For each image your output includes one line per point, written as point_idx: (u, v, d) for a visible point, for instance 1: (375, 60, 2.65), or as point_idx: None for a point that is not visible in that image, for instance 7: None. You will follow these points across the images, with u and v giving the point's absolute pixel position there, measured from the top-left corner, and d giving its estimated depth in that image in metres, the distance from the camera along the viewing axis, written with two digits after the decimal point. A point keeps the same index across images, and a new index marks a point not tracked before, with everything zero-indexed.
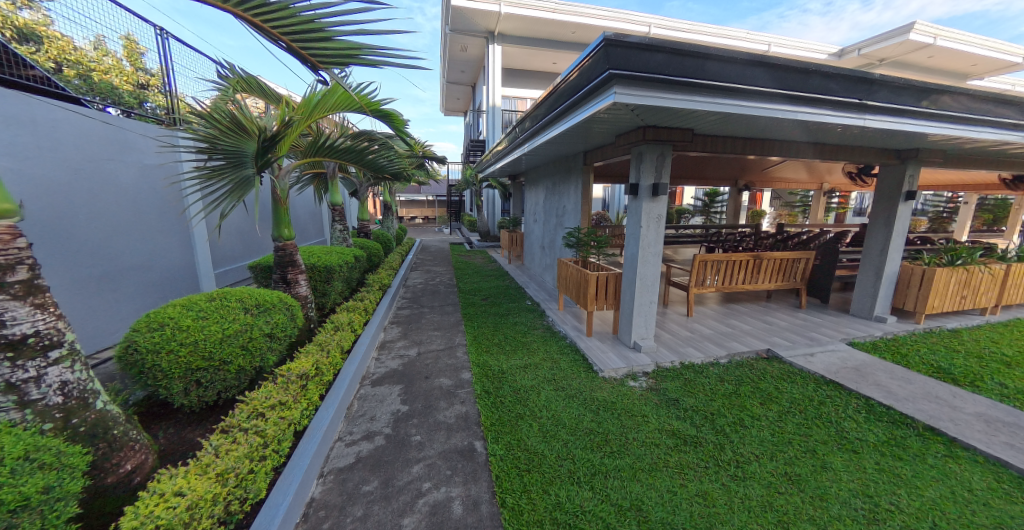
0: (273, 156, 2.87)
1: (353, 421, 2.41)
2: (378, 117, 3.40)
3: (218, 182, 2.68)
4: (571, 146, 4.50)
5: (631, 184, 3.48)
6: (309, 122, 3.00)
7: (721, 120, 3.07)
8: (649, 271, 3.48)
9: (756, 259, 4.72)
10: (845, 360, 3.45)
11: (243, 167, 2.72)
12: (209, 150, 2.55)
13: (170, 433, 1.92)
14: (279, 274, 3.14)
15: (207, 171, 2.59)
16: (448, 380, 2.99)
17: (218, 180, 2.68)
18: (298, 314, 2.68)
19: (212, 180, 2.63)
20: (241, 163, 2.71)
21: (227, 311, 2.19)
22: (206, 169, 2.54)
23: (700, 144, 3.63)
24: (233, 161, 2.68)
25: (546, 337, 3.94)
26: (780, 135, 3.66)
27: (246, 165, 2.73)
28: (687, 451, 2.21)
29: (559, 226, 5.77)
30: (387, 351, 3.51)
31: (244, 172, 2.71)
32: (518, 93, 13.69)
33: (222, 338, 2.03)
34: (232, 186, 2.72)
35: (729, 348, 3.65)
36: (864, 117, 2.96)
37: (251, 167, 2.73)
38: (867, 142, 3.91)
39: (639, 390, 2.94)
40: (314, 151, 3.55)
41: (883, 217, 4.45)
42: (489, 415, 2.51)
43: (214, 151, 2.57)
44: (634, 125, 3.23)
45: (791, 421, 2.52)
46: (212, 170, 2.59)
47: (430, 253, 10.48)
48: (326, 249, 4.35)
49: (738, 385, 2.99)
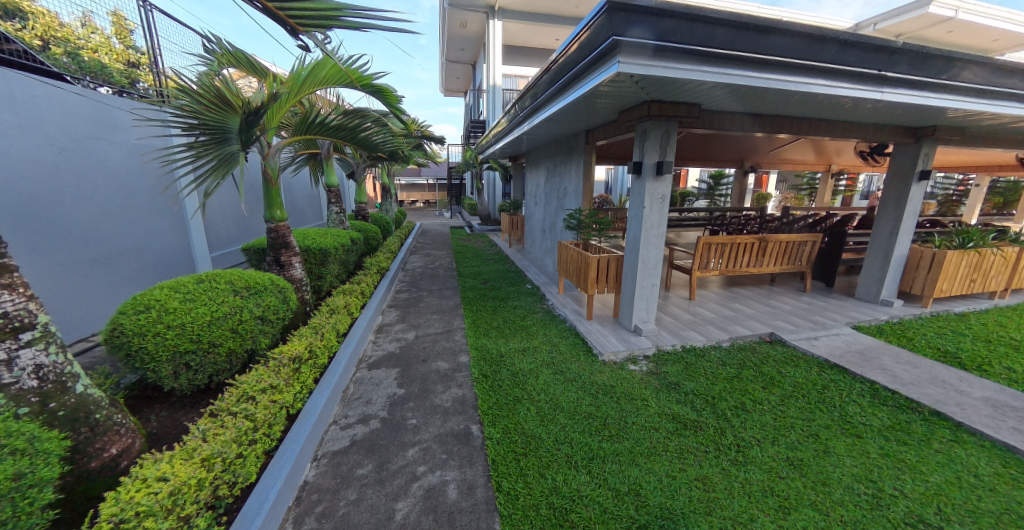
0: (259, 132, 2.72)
1: (349, 405, 2.37)
2: (370, 93, 3.23)
3: (199, 159, 2.50)
4: (573, 124, 4.34)
5: (634, 163, 3.35)
6: (296, 99, 2.88)
7: (730, 94, 2.91)
8: (651, 253, 3.38)
9: (762, 242, 4.61)
10: (849, 344, 3.39)
11: (228, 143, 2.57)
12: (192, 125, 2.41)
13: (162, 416, 1.90)
14: (272, 256, 3.06)
15: (190, 146, 2.42)
16: (446, 363, 2.95)
17: (199, 155, 2.50)
18: (290, 296, 2.59)
19: (193, 156, 2.45)
20: (225, 138, 2.55)
21: (216, 293, 2.12)
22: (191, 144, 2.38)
23: (707, 121, 3.47)
24: (217, 137, 2.52)
25: (545, 320, 3.89)
26: (791, 111, 3.48)
27: (231, 140, 2.57)
28: (686, 435, 2.18)
29: (560, 208, 5.65)
30: (385, 334, 3.47)
31: (230, 148, 2.56)
32: (518, 72, 13.27)
33: (210, 320, 1.97)
34: (214, 162, 2.56)
35: (731, 331, 3.60)
36: (882, 90, 2.80)
37: (235, 144, 2.57)
38: (884, 119, 3.73)
39: (640, 374, 2.90)
40: (304, 129, 3.38)
41: (893, 198, 4.30)
42: (486, 398, 2.47)
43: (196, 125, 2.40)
44: (638, 100, 3.06)
45: (794, 406, 2.48)
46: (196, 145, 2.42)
47: (431, 236, 10.44)
48: (322, 232, 4.25)
49: (741, 370, 2.94)
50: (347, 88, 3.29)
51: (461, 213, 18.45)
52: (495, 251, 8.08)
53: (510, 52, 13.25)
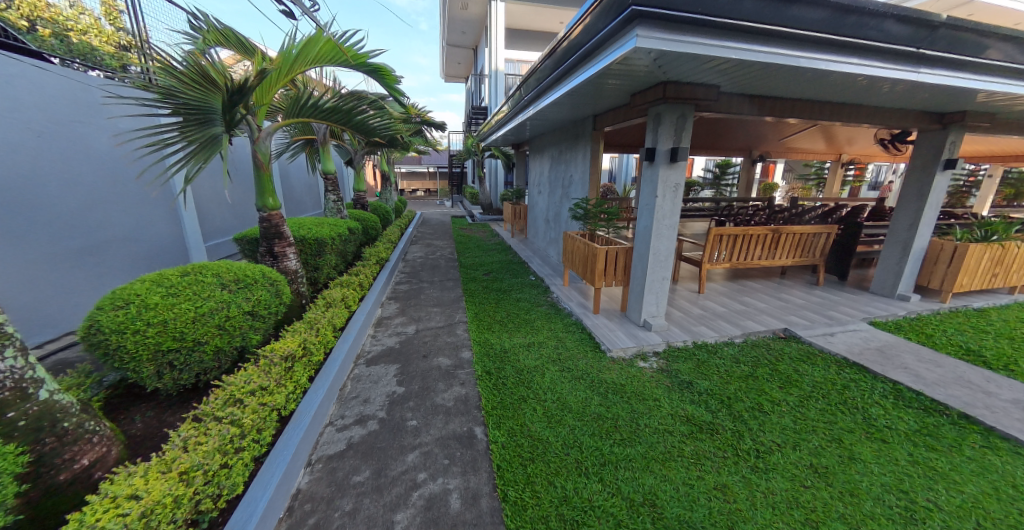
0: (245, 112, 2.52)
1: (345, 404, 2.26)
2: (366, 72, 3.05)
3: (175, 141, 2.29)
4: (580, 108, 4.12)
5: (646, 149, 3.16)
6: (286, 78, 2.69)
7: (753, 74, 2.70)
8: (662, 244, 3.22)
9: (775, 234, 4.44)
10: (867, 341, 3.25)
11: (210, 125, 2.36)
12: (170, 104, 2.20)
13: (149, 417, 1.80)
14: (265, 247, 2.91)
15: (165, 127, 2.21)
16: (447, 359, 2.82)
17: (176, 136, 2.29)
18: (283, 289, 2.44)
19: (168, 139, 2.24)
20: (208, 119, 2.34)
21: (201, 287, 1.97)
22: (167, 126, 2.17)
23: (724, 105, 3.26)
24: (198, 118, 2.30)
25: (550, 314, 3.76)
26: (814, 93, 3.26)
27: (214, 122, 2.37)
28: (703, 439, 2.07)
29: (565, 197, 5.45)
30: (384, 328, 3.34)
31: (213, 131, 2.36)
32: (520, 56, 12.87)
33: (195, 317, 1.82)
34: (195, 145, 2.37)
35: (744, 326, 3.46)
36: (919, 71, 2.58)
37: (219, 126, 2.38)
38: (911, 102, 3.51)
39: (650, 371, 2.77)
40: (296, 111, 3.18)
41: (915, 188, 4.10)
42: (490, 398, 2.35)
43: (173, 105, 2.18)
44: (653, 81, 2.86)
45: (814, 407, 2.36)
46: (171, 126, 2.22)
47: (432, 226, 10.26)
48: (319, 221, 4.08)
49: (756, 368, 2.81)
50: (341, 68, 3.09)
51: (462, 202, 18.20)
52: (497, 241, 7.91)
53: (512, 35, 12.82)
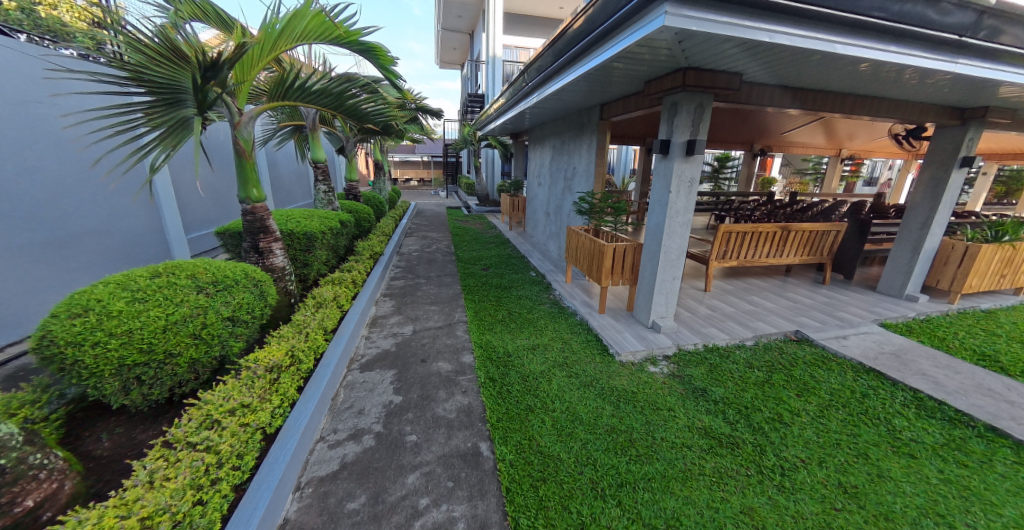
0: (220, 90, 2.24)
1: (338, 416, 2.08)
2: (359, 52, 2.79)
3: (138, 123, 2.00)
4: (587, 96, 3.90)
5: (660, 141, 2.96)
6: (271, 56, 2.44)
7: (779, 61, 2.49)
8: (674, 242, 3.06)
9: (784, 231, 4.31)
10: (881, 344, 3.16)
11: (182, 105, 2.09)
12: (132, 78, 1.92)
13: (118, 435, 1.62)
14: (249, 242, 2.68)
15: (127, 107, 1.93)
16: (448, 364, 2.65)
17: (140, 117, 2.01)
18: (268, 290, 2.23)
19: (131, 120, 1.97)
20: (179, 100, 2.08)
21: (173, 291, 1.74)
22: (130, 106, 1.90)
23: (745, 94, 3.04)
24: (167, 98, 2.03)
25: (553, 313, 3.60)
26: (839, 83, 3.07)
27: (186, 103, 2.10)
28: (723, 455, 1.94)
29: (568, 190, 5.25)
30: (379, 328, 3.15)
31: (185, 112, 2.10)
32: (519, 42, 12.46)
33: (166, 326, 1.61)
34: (162, 129, 2.09)
35: (754, 328, 3.34)
36: (958, 62, 2.37)
37: (191, 106, 2.11)
38: (934, 96, 3.36)
39: (661, 377, 2.64)
40: (280, 94, 2.85)
41: (929, 185, 3.99)
42: (495, 408, 2.19)
43: (136, 80, 1.90)
44: (671, 67, 2.64)
45: (835, 418, 2.25)
46: (134, 106, 1.94)
47: (427, 217, 9.99)
48: (308, 213, 3.83)
49: (770, 374, 2.69)
50: (332, 47, 2.81)
51: (457, 193, 17.84)
52: (495, 234, 7.70)
53: (510, 19, 12.37)
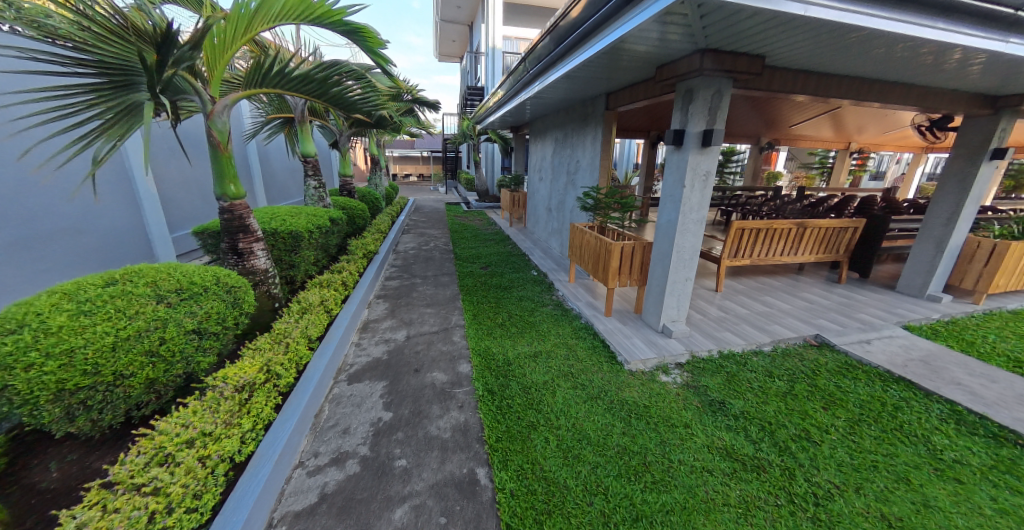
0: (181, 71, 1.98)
1: (321, 436, 1.88)
2: (345, 33, 2.53)
3: (80, 108, 1.73)
4: (592, 84, 3.66)
5: (674, 131, 2.72)
6: (246, 37, 2.19)
7: (808, 41, 2.25)
8: (687, 241, 2.84)
9: (799, 228, 4.08)
10: (907, 350, 2.94)
11: (134, 89, 1.83)
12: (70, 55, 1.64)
13: (69, 463, 1.44)
14: (227, 243, 2.46)
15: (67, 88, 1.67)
16: (443, 374, 2.44)
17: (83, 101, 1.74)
18: (244, 297, 2.02)
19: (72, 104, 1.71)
20: (131, 82, 1.81)
21: (128, 302, 1.53)
22: (71, 87, 1.64)
23: (767, 79, 2.79)
24: (116, 79, 1.76)
25: (556, 316, 3.40)
26: (868, 67, 2.83)
27: (139, 86, 1.84)
28: (748, 480, 1.74)
29: (571, 185, 5.02)
30: (370, 334, 2.94)
31: (138, 97, 1.83)
32: (519, 33, 12.16)
33: (115, 344, 1.39)
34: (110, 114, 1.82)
35: (772, 332, 3.13)
36: (1010, 41, 2.12)
37: (144, 91, 1.84)
38: (966, 82, 3.12)
39: (674, 387, 2.44)
40: (258, 80, 2.58)
41: (955, 180, 3.74)
42: (494, 426, 1.99)
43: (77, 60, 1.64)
44: (687, 49, 2.41)
45: (868, 435, 2.05)
46: (74, 88, 1.67)
47: (425, 214, 9.74)
48: (295, 210, 3.60)
49: (792, 384, 2.48)
50: (316, 27, 2.54)
51: (456, 189, 17.57)
52: (495, 231, 7.47)
53: (509, 9, 12.02)
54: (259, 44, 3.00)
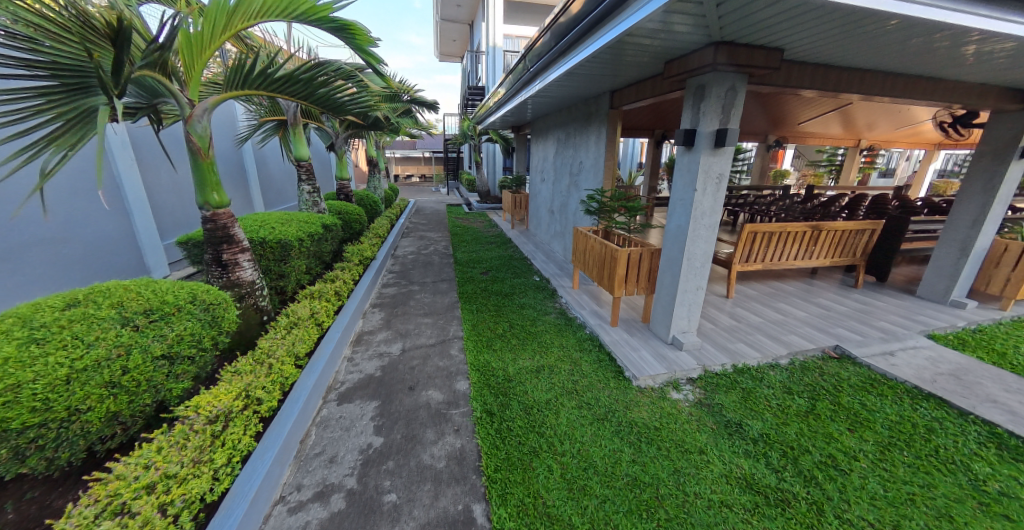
0: (148, 73, 1.85)
1: (305, 467, 1.74)
2: (331, 31, 2.37)
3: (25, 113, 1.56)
4: (595, 82, 3.49)
5: (684, 130, 2.55)
6: (223, 35, 2.04)
7: (832, 32, 2.07)
8: (698, 248, 2.67)
9: (814, 231, 3.89)
10: (934, 362, 2.75)
11: (89, 93, 1.69)
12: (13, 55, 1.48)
13: (25, 504, 1.28)
14: (210, 254, 2.33)
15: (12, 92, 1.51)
16: (439, 393, 2.30)
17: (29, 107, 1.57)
18: (221, 316, 1.88)
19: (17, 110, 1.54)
20: (85, 86, 1.67)
21: (88, 328, 1.40)
22: (19, 90, 1.49)
23: (784, 74, 2.60)
24: (68, 82, 1.62)
25: (559, 326, 3.24)
26: (893, 61, 2.64)
27: (94, 89, 1.70)
28: (771, 518, 1.58)
29: (574, 187, 4.85)
30: (363, 347, 2.80)
31: (94, 101, 1.69)
32: (519, 32, 11.99)
33: (70, 376, 1.25)
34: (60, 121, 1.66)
35: (788, 343, 2.96)
36: None
37: (102, 94, 1.71)
38: (996, 75, 2.92)
39: (686, 406, 2.27)
40: (240, 82, 2.42)
41: (982, 179, 3.53)
42: (493, 453, 1.84)
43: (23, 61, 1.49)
44: (699, 42, 2.23)
45: (901, 462, 1.87)
46: (19, 91, 1.51)
47: (426, 216, 9.60)
48: (287, 218, 3.47)
49: (814, 403, 2.31)
50: (301, 25, 2.39)
51: (457, 190, 17.41)
52: (496, 233, 7.31)
53: (510, 7, 11.84)
54: (243, 41, 2.85)
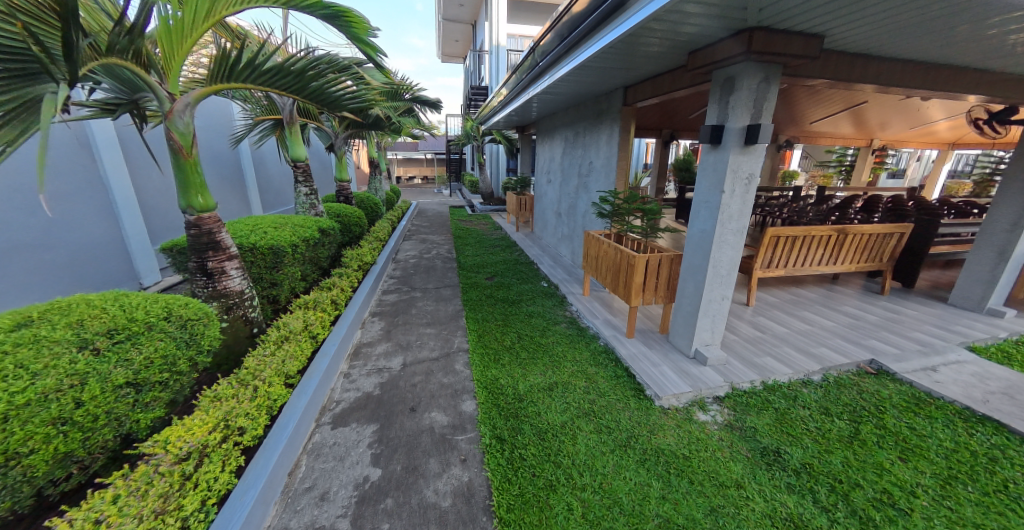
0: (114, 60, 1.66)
1: (291, 506, 1.53)
2: (327, 19, 2.19)
3: None
4: (607, 77, 3.28)
5: (711, 127, 2.33)
6: (206, 22, 1.85)
7: (881, 17, 1.85)
8: (724, 254, 2.46)
9: (840, 234, 3.67)
10: (982, 379, 2.52)
11: (35, 79, 1.49)
12: None
13: None
14: (194, 263, 2.14)
15: None
16: (443, 415, 2.09)
17: None
18: (199, 334, 1.68)
19: None
20: (30, 72, 1.47)
21: (35, 353, 1.20)
22: None
23: (820, 65, 2.39)
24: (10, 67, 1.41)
25: (570, 337, 3.03)
26: (936, 51, 2.42)
27: (40, 76, 1.50)
28: None
29: (583, 188, 4.65)
30: (361, 362, 2.60)
31: (42, 89, 1.50)
32: (522, 31, 11.83)
33: (6, 414, 1.04)
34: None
35: (820, 357, 2.73)
36: None
37: (51, 81, 1.52)
38: None
39: (715, 430, 2.06)
40: (225, 75, 2.23)
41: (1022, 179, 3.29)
42: (505, 489, 1.63)
43: None
44: (730, 30, 2.02)
45: (966, 500, 1.65)
46: None
47: (428, 218, 9.41)
48: (281, 221, 3.28)
49: (856, 426, 2.09)
50: (293, 13, 2.21)
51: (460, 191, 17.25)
52: (500, 236, 7.11)
53: (512, 6, 11.65)
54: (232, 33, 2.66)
